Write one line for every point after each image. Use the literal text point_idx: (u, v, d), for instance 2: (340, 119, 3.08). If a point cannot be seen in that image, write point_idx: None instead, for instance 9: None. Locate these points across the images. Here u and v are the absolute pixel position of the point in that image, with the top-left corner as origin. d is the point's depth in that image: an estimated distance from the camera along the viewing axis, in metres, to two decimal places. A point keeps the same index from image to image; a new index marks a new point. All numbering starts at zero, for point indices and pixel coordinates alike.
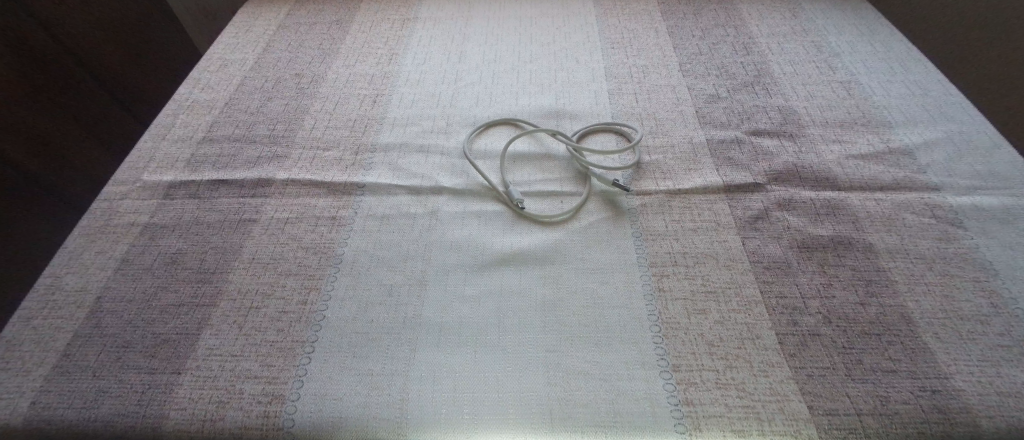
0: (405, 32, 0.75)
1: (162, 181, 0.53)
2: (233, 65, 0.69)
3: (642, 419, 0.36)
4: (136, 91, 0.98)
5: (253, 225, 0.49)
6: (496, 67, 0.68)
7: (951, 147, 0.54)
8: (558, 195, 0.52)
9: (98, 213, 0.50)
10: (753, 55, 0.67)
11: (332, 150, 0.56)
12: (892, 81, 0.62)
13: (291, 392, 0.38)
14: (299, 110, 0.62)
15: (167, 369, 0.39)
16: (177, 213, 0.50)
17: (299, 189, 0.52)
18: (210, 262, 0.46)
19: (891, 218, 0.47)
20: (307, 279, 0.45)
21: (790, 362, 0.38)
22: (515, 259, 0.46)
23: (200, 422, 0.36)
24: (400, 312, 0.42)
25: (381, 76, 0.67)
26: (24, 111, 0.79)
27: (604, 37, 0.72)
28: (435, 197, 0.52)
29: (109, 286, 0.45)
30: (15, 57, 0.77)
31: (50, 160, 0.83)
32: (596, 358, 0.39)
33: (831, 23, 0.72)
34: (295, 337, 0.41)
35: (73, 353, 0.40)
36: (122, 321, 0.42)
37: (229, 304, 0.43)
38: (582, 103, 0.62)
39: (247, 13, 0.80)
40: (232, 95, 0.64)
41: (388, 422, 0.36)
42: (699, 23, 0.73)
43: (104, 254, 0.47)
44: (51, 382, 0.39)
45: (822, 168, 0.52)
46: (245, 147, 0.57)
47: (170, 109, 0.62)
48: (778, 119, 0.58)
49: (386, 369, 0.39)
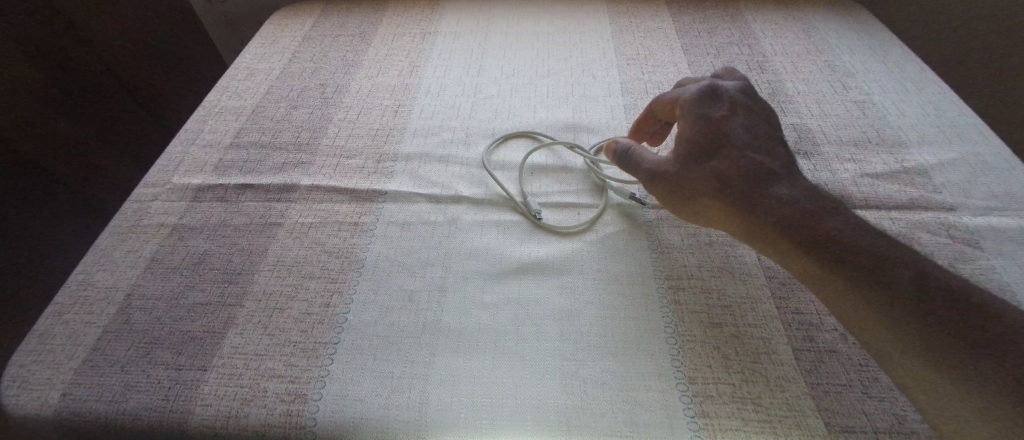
0: (426, 45, 0.77)
1: (191, 184, 0.55)
2: (260, 74, 0.72)
3: (659, 430, 0.36)
4: (163, 97, 0.99)
5: (278, 228, 0.50)
6: (515, 80, 0.70)
7: (966, 168, 0.54)
8: (576, 207, 0.53)
9: (129, 213, 0.52)
10: (768, 74, 0.68)
11: (354, 158, 0.58)
12: (906, 102, 0.63)
13: (313, 392, 0.39)
14: (322, 119, 0.63)
15: (193, 366, 0.40)
16: (206, 215, 0.52)
17: (323, 194, 0.54)
18: (236, 263, 0.48)
19: (908, 237, 0.48)
20: (330, 283, 0.46)
21: (806, 378, 0.38)
22: (533, 268, 0.47)
23: (224, 419, 0.37)
24: (421, 317, 0.43)
25: (403, 87, 0.69)
26: (51, 113, 0.82)
27: (620, 54, 0.74)
28: (455, 206, 0.53)
29: (138, 283, 0.46)
30: (45, 65, 0.80)
31: (75, 165, 0.86)
32: (613, 367, 0.40)
33: (845, 42, 0.73)
34: (318, 338, 0.42)
35: (104, 347, 0.42)
36: (151, 318, 0.43)
37: (254, 304, 0.44)
38: (599, 117, 0.63)
39: (274, 25, 0.83)
40: (259, 103, 0.66)
41: (407, 425, 0.37)
42: (713, 40, 0.75)
43: (133, 253, 0.49)
44: (83, 374, 0.40)
45: (837, 186, 0.53)
46: (271, 154, 0.58)
47: (200, 115, 0.65)
48: (792, 137, 0.59)
49: (406, 372, 0.40)
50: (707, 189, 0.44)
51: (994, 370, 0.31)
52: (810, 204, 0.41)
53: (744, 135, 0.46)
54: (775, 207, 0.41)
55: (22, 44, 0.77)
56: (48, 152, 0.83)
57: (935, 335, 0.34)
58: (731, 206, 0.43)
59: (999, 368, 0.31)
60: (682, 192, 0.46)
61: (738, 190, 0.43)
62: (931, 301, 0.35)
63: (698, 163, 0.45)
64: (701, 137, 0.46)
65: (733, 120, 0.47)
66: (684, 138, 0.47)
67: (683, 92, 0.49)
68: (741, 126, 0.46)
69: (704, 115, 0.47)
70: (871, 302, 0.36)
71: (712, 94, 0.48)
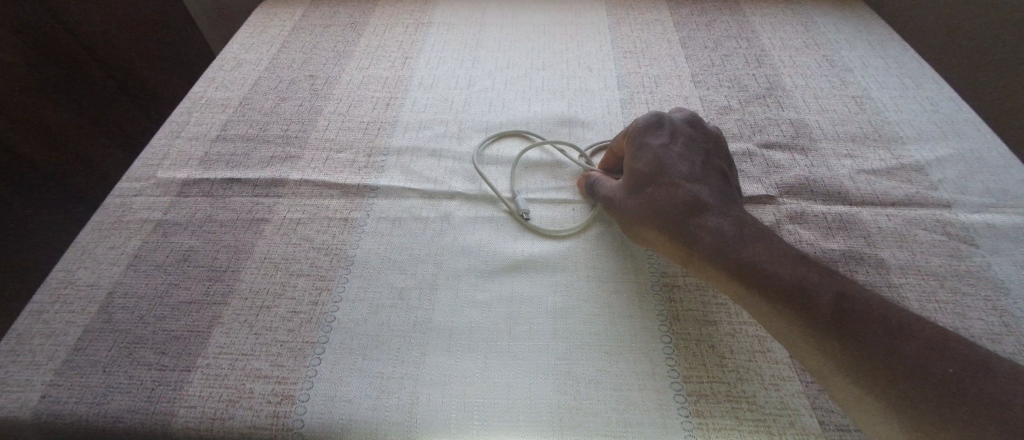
0: (419, 36, 0.75)
1: (176, 179, 0.54)
2: (248, 64, 0.70)
3: (653, 430, 0.36)
4: (155, 90, 0.95)
5: (266, 224, 0.49)
6: (509, 72, 0.69)
7: (963, 165, 0.54)
8: (569, 203, 0.52)
9: (111, 208, 0.51)
10: (766, 68, 0.67)
11: (345, 152, 0.57)
12: (903, 97, 0.63)
13: (301, 393, 0.38)
14: (312, 111, 0.62)
15: (176, 366, 0.39)
16: (192, 210, 0.51)
17: (313, 189, 0.52)
18: (222, 260, 0.46)
19: (904, 234, 0.47)
20: (318, 280, 0.45)
21: (801, 377, 0.38)
22: (525, 266, 0.46)
23: (209, 420, 0.37)
24: (411, 315, 0.42)
25: (395, 79, 0.67)
26: (54, 114, 0.77)
27: (617, 47, 0.72)
28: (448, 201, 0.52)
29: (120, 281, 0.45)
30: (45, 62, 0.76)
31: (71, 163, 0.80)
32: (607, 366, 0.39)
33: (843, 37, 0.72)
34: (305, 337, 0.41)
35: (85, 348, 0.40)
36: (134, 317, 0.42)
37: (240, 302, 0.43)
38: (594, 111, 0.62)
39: (262, 14, 0.80)
40: (247, 94, 0.65)
41: (398, 426, 0.36)
42: (711, 33, 0.74)
43: (115, 250, 0.47)
44: (62, 375, 0.39)
45: (834, 182, 0.52)
46: (259, 147, 0.57)
47: (185, 107, 0.63)
48: (790, 133, 0.58)
49: (396, 372, 0.39)
50: (647, 218, 0.44)
51: (933, 405, 0.29)
52: (735, 231, 0.40)
53: (682, 163, 0.45)
54: (705, 236, 0.40)
55: (21, 39, 0.72)
56: (50, 152, 0.77)
57: (868, 370, 0.32)
58: (669, 234, 0.42)
59: (938, 402, 0.29)
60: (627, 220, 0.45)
61: (671, 218, 0.42)
62: (864, 336, 0.33)
63: (639, 191, 0.45)
64: (641, 166, 0.46)
65: (671, 149, 0.46)
66: (629, 168, 0.47)
67: (631, 126, 0.49)
68: (681, 155, 0.46)
69: (646, 146, 0.47)
70: (805, 337, 0.35)
71: (656, 125, 0.48)
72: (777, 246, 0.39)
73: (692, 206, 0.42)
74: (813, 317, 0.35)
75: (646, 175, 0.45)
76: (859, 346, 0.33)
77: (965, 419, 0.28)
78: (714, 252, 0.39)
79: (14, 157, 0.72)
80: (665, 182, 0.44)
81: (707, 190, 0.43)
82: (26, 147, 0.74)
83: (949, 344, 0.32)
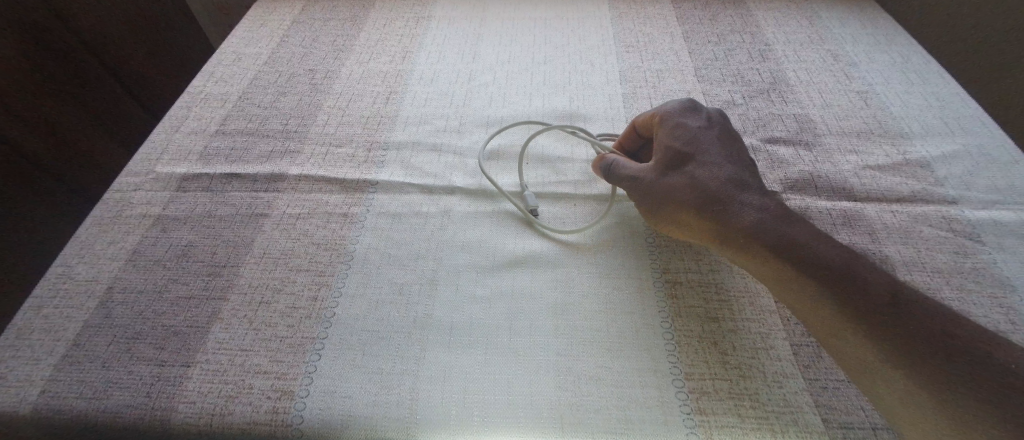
0: (420, 30, 0.75)
1: (175, 174, 0.53)
2: (247, 59, 0.69)
3: (654, 427, 0.35)
4: (154, 87, 0.95)
5: (265, 219, 0.49)
6: (510, 67, 0.68)
7: (969, 161, 0.53)
8: (570, 199, 0.51)
9: (110, 203, 0.51)
10: (769, 62, 0.67)
11: (344, 147, 0.56)
12: (909, 93, 0.62)
13: (301, 389, 0.38)
14: (311, 106, 0.61)
15: (176, 362, 0.39)
16: (191, 205, 0.50)
17: (312, 185, 0.52)
18: (221, 255, 0.46)
19: (909, 230, 0.47)
20: (317, 276, 0.45)
21: (804, 373, 0.38)
22: (527, 261, 0.46)
23: (209, 416, 0.36)
24: (411, 310, 0.42)
25: (395, 74, 0.67)
26: (53, 111, 0.77)
27: (619, 41, 0.72)
28: (448, 196, 0.52)
29: (119, 276, 0.45)
30: (43, 58, 0.75)
31: (72, 159, 0.80)
32: (607, 363, 0.39)
33: (848, 31, 0.72)
34: (304, 333, 0.41)
35: (83, 343, 0.40)
36: (133, 313, 0.42)
37: (239, 298, 0.43)
38: (596, 106, 0.62)
39: (261, 8, 0.80)
40: (246, 89, 0.64)
41: (398, 422, 0.36)
42: (714, 28, 0.73)
43: (115, 245, 0.47)
44: (61, 371, 0.39)
45: (838, 178, 0.52)
46: (258, 142, 0.57)
47: (184, 102, 0.62)
48: (794, 128, 0.58)
49: (396, 368, 0.39)
50: (680, 192, 0.43)
51: (960, 391, 0.31)
52: (780, 216, 0.41)
53: (719, 149, 0.46)
54: (749, 218, 0.41)
55: (19, 34, 0.72)
56: (50, 148, 0.77)
57: (904, 350, 0.33)
58: (702, 209, 0.42)
59: (966, 389, 0.31)
60: (656, 192, 0.44)
61: (716, 199, 0.42)
62: (918, 323, 0.34)
63: (673, 167, 0.45)
64: (678, 144, 0.46)
65: (709, 133, 0.47)
66: (663, 144, 0.46)
67: (666, 107, 0.49)
68: (716, 140, 0.47)
69: (682, 126, 0.47)
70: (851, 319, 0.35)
71: (691, 110, 0.49)
72: (817, 232, 0.40)
73: (729, 188, 0.43)
74: (849, 295, 0.36)
75: (685, 155, 0.45)
76: (897, 326, 0.34)
77: (988, 405, 0.30)
78: (762, 231, 0.40)
79: (20, 156, 0.73)
80: (701, 162, 0.45)
81: (740, 174, 0.44)
82: (27, 145, 0.73)
83: (978, 335, 0.33)
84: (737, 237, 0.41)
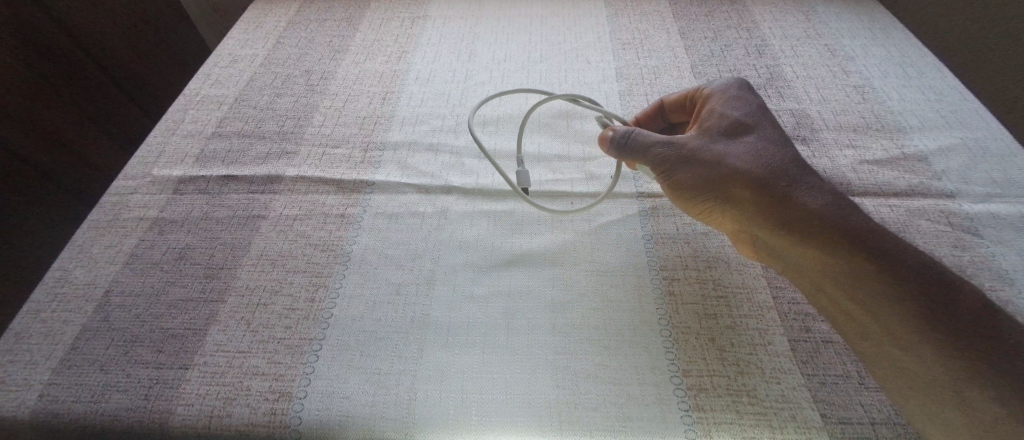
0: (415, 29, 0.74)
1: (172, 176, 0.53)
2: (242, 61, 0.69)
3: (653, 425, 0.35)
4: (152, 90, 0.95)
5: (261, 221, 0.49)
6: (506, 66, 0.68)
7: (967, 154, 0.53)
8: (568, 196, 0.51)
9: (107, 207, 0.51)
10: (766, 58, 0.66)
11: (341, 148, 0.56)
12: (906, 87, 0.62)
13: (299, 390, 0.38)
14: (307, 107, 0.61)
15: (175, 364, 0.39)
16: (187, 208, 0.50)
17: (309, 186, 0.52)
18: (218, 258, 0.46)
19: (906, 224, 0.47)
20: (315, 277, 0.45)
21: (803, 369, 0.38)
22: (526, 259, 0.46)
23: (207, 418, 0.36)
24: (409, 310, 0.42)
25: (391, 74, 0.67)
26: (50, 114, 0.77)
27: (615, 38, 0.71)
28: (445, 196, 0.52)
29: (117, 279, 0.45)
30: (40, 61, 0.75)
31: (70, 162, 0.81)
32: (606, 361, 0.39)
33: (845, 26, 0.71)
34: (302, 335, 0.41)
35: (82, 346, 0.40)
36: (131, 316, 0.42)
37: (237, 300, 0.43)
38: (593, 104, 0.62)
39: (256, 9, 0.80)
40: (241, 91, 0.64)
41: (395, 422, 0.36)
42: (710, 24, 0.73)
43: (112, 249, 0.47)
44: (60, 375, 0.39)
45: (835, 173, 0.52)
46: (254, 143, 0.57)
47: (180, 105, 0.62)
48: (791, 123, 0.58)
49: (394, 368, 0.39)
50: (723, 161, 0.43)
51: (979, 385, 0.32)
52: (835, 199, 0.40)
53: (772, 130, 0.46)
54: (809, 195, 0.40)
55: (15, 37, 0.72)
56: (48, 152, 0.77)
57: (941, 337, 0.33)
58: (755, 180, 0.41)
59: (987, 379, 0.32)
60: (706, 157, 0.43)
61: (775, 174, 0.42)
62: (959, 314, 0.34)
63: (719, 139, 0.45)
64: (735, 118, 0.46)
65: (763, 114, 0.47)
66: (718, 116, 0.47)
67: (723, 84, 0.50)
68: (767, 123, 0.46)
69: (738, 103, 0.48)
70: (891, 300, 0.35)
71: (746, 90, 0.49)
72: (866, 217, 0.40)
73: (788, 166, 0.43)
74: (890, 276, 0.36)
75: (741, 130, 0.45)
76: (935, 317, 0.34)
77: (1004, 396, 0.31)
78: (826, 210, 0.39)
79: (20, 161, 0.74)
80: (752, 139, 0.45)
81: (791, 155, 0.44)
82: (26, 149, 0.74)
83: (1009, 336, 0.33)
84: (785, 210, 0.40)
